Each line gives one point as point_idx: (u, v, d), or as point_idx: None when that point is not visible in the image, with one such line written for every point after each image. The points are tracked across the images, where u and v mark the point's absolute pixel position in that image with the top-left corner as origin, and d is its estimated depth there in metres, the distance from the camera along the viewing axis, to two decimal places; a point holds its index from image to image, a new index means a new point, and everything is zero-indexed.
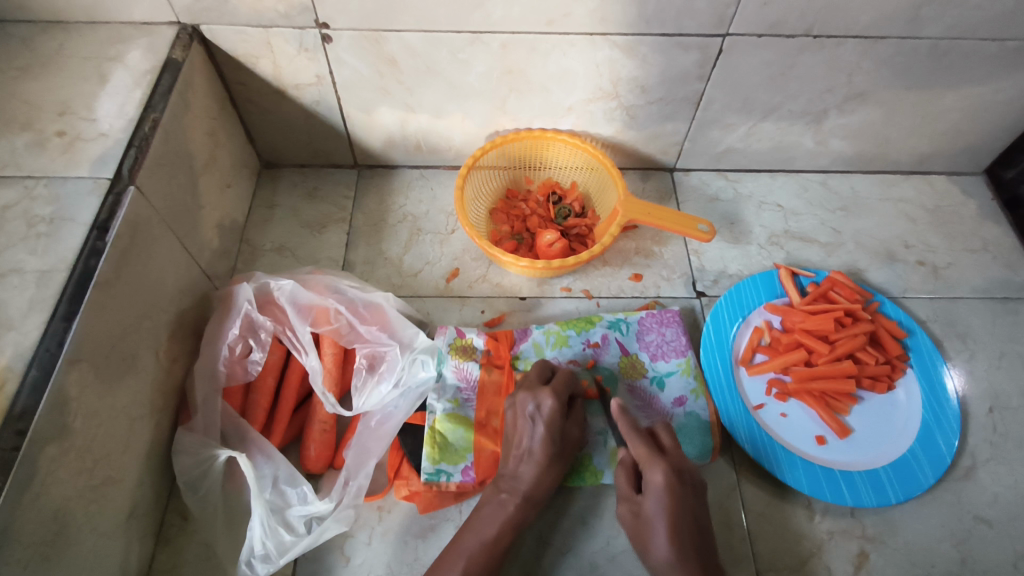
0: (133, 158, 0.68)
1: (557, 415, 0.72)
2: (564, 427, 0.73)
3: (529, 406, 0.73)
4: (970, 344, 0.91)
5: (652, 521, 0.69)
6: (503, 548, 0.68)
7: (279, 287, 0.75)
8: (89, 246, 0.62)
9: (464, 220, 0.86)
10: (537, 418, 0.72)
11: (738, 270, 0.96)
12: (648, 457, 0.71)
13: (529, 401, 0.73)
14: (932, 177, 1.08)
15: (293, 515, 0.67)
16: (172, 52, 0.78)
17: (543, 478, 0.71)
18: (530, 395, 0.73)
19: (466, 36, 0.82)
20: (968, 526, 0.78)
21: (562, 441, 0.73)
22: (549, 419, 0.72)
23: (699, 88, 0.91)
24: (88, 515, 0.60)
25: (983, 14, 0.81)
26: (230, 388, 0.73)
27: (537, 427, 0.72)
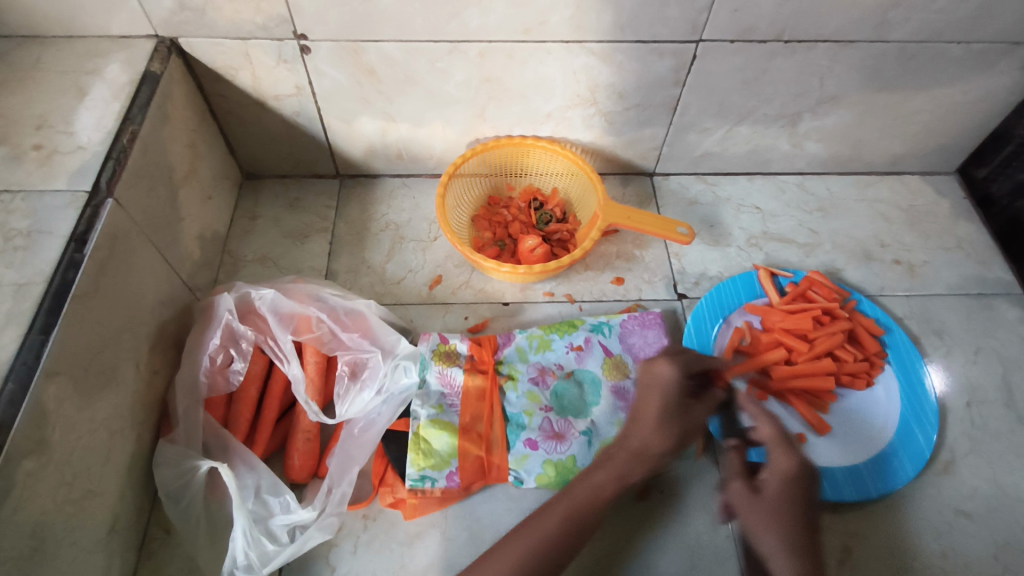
0: (112, 169, 0.68)
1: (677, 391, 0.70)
2: (686, 401, 0.71)
3: (645, 372, 0.71)
4: (947, 340, 0.93)
5: (763, 515, 0.67)
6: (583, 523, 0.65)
7: (260, 296, 0.75)
8: (67, 258, 0.61)
9: (445, 227, 0.87)
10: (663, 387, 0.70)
11: (718, 272, 0.98)
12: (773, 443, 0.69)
13: (646, 370, 0.72)
14: (906, 177, 1.11)
15: (276, 524, 0.67)
16: (149, 65, 0.78)
17: (651, 452, 0.69)
18: (648, 365, 0.72)
19: (445, 45, 0.83)
20: (949, 519, 0.79)
21: (682, 415, 0.70)
22: (668, 388, 0.70)
23: (675, 93, 0.92)
24: (68, 529, 0.60)
25: (947, 18, 0.83)
26: (212, 399, 0.73)
27: (653, 397, 0.70)
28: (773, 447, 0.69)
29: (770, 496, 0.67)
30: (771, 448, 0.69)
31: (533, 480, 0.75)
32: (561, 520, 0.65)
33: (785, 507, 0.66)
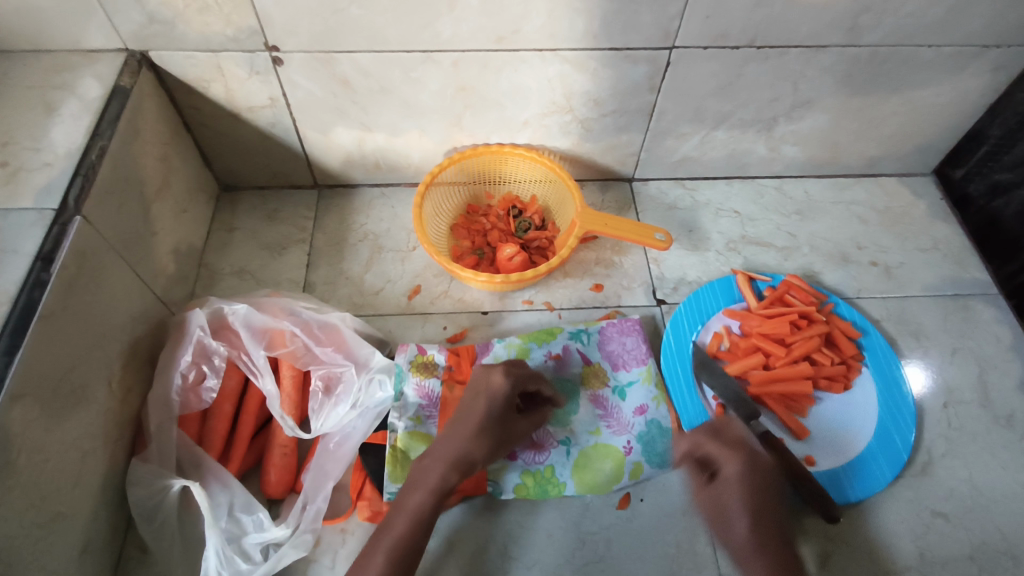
0: (80, 186, 0.68)
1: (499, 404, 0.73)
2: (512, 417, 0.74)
3: (480, 380, 0.75)
4: (924, 342, 0.93)
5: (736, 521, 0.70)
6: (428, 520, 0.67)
7: (232, 311, 0.74)
8: (34, 277, 0.61)
9: (422, 238, 0.87)
10: (491, 397, 0.73)
11: (697, 277, 0.98)
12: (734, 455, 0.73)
13: (484, 379, 0.75)
14: (883, 178, 1.11)
15: (249, 542, 0.66)
16: (119, 79, 0.77)
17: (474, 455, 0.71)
18: (486, 374, 0.75)
19: (418, 55, 0.83)
20: (926, 520, 0.79)
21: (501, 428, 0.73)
22: (491, 399, 0.73)
23: (651, 99, 0.92)
24: (37, 552, 0.59)
25: (917, 22, 0.84)
26: (185, 416, 0.72)
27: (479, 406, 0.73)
28: (731, 460, 0.73)
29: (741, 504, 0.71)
30: (731, 461, 0.73)
31: (511, 491, 0.77)
32: (384, 559, 0.63)
33: (756, 509, 0.71)
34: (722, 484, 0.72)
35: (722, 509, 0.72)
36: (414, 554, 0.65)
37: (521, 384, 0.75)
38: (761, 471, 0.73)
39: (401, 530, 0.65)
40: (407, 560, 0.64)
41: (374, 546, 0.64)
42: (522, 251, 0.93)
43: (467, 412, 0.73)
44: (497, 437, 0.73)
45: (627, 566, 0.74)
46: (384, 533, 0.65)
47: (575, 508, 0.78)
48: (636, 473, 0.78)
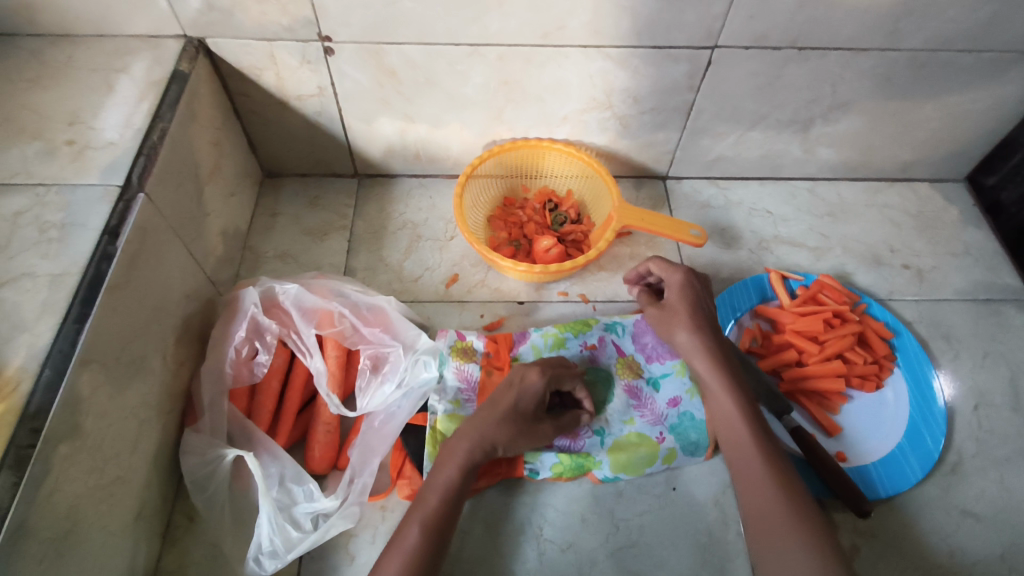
0: (143, 165, 0.70)
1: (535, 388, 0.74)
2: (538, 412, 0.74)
3: (516, 373, 0.75)
4: (955, 344, 0.94)
5: (744, 451, 0.69)
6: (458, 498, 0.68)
7: (284, 290, 0.77)
8: (101, 250, 0.63)
9: (463, 227, 0.89)
10: (524, 390, 0.73)
11: (730, 274, 0.99)
12: (721, 385, 0.73)
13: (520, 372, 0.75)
14: (916, 183, 1.12)
15: (299, 512, 0.69)
16: (178, 64, 0.80)
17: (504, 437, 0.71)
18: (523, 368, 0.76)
19: (464, 48, 0.85)
20: (957, 519, 0.80)
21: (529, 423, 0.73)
22: (526, 392, 0.73)
23: (689, 98, 0.94)
24: (98, 514, 0.61)
25: (958, 27, 0.85)
26: (235, 390, 0.75)
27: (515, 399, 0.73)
28: (726, 392, 0.73)
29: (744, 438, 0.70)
30: (722, 391, 0.73)
31: (549, 470, 0.78)
32: (418, 532, 0.64)
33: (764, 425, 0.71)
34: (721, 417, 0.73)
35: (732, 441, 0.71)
36: (448, 528, 0.66)
37: (556, 379, 0.76)
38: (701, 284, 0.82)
39: (434, 504, 0.66)
40: (439, 534, 0.64)
41: (407, 519, 0.65)
42: (559, 245, 0.94)
43: (497, 400, 0.73)
44: (522, 421, 0.73)
45: (660, 553, 0.76)
46: (417, 507, 0.66)
47: (608, 494, 0.79)
48: (669, 458, 0.80)
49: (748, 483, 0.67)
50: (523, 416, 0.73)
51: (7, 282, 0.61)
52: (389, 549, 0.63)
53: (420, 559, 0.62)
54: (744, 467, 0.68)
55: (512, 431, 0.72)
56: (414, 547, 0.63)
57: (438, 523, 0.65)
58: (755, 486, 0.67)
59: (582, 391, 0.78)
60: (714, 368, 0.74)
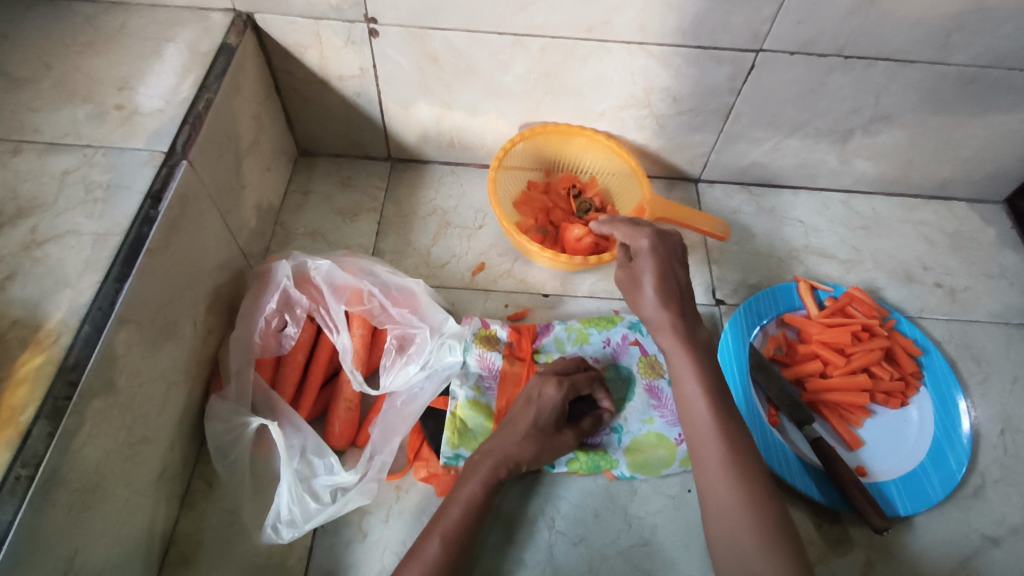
0: (187, 134, 0.71)
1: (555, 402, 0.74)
2: (557, 424, 0.74)
3: (533, 389, 0.75)
4: (984, 367, 0.92)
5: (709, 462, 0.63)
6: (480, 509, 0.68)
7: (316, 266, 0.78)
8: (143, 213, 0.64)
9: (498, 213, 0.89)
10: (541, 406, 0.73)
11: (757, 281, 0.98)
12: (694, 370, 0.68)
13: (534, 386, 0.75)
14: (953, 203, 1.10)
15: (319, 484, 0.70)
16: (226, 37, 0.81)
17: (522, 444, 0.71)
18: (538, 381, 0.75)
19: (508, 38, 0.85)
20: (976, 543, 0.79)
21: (549, 434, 0.73)
22: (543, 408, 0.73)
23: (729, 101, 0.93)
24: (124, 471, 0.62)
25: (1011, 44, 0.83)
26: (263, 359, 0.76)
27: (532, 412, 0.73)
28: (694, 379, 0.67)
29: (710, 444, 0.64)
30: (692, 382, 0.67)
31: (565, 465, 0.78)
32: (439, 546, 0.64)
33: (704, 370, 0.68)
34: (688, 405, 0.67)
35: (696, 447, 0.65)
36: (468, 542, 0.66)
37: (574, 389, 0.75)
38: (669, 250, 0.77)
39: (455, 518, 0.66)
40: (460, 547, 0.64)
41: (428, 532, 0.65)
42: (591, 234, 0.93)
43: (516, 419, 0.73)
44: (541, 429, 0.73)
45: (672, 554, 0.75)
46: (439, 518, 0.66)
47: (623, 491, 0.79)
48: (687, 461, 0.79)
49: (711, 497, 0.62)
50: (544, 433, 0.73)
51: (53, 238, 0.62)
52: (408, 559, 0.63)
53: (440, 571, 0.62)
54: (708, 474, 0.63)
55: (533, 431, 0.72)
56: (433, 561, 0.63)
57: (459, 539, 0.65)
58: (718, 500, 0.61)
59: (601, 392, 0.78)
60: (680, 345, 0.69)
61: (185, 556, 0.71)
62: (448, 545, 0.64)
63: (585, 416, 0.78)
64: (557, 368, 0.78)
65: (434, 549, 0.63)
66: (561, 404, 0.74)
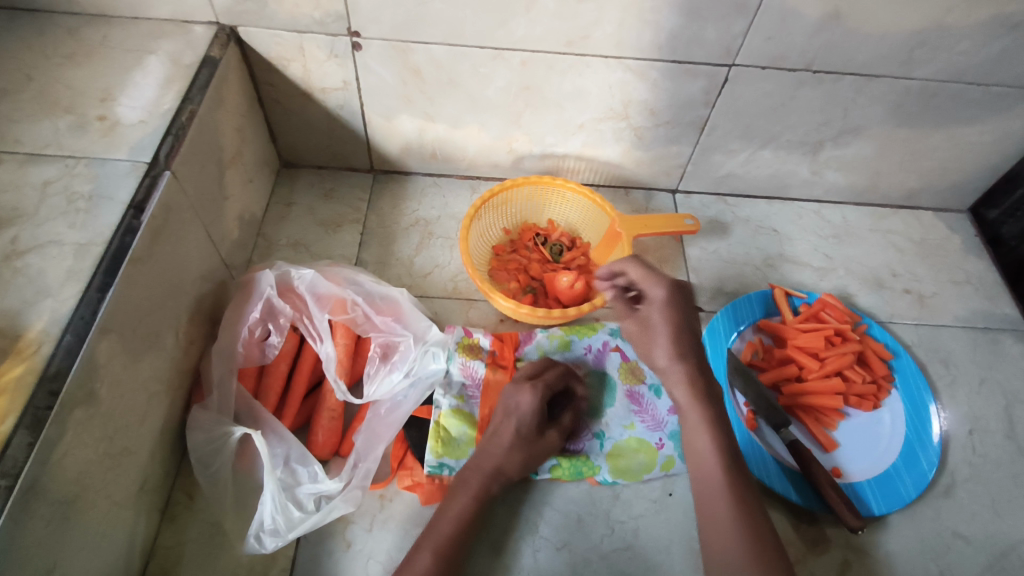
0: (170, 144, 0.72)
1: (534, 407, 0.75)
2: (539, 428, 0.75)
3: (510, 399, 0.76)
4: (952, 370, 0.95)
5: (710, 504, 0.68)
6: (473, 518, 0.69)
7: (300, 276, 0.79)
8: (126, 224, 0.64)
9: (479, 281, 0.86)
10: (520, 414, 0.74)
11: (734, 289, 1.01)
12: (702, 423, 0.71)
13: (511, 396, 0.76)
14: (920, 212, 1.14)
15: (303, 492, 0.70)
16: (210, 49, 0.82)
17: (509, 460, 0.73)
18: (513, 390, 0.77)
19: (489, 51, 0.87)
20: (947, 541, 0.81)
21: (533, 439, 0.75)
22: (523, 415, 0.74)
23: (704, 114, 0.96)
24: (105, 482, 0.62)
25: (969, 59, 0.87)
26: (246, 369, 0.76)
27: (511, 421, 0.74)
28: (708, 433, 0.70)
29: (717, 500, 0.67)
30: (702, 430, 0.71)
31: (548, 472, 0.79)
32: (429, 559, 0.64)
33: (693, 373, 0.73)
34: (696, 456, 0.71)
35: (696, 465, 0.71)
36: (458, 554, 0.66)
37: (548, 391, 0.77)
38: (685, 299, 0.76)
39: (446, 532, 0.67)
40: (450, 560, 0.65)
41: (418, 545, 0.66)
42: (579, 276, 0.92)
43: (497, 431, 0.74)
44: (523, 438, 0.74)
45: (653, 557, 0.76)
46: (429, 532, 0.67)
47: (605, 496, 0.80)
48: (667, 465, 0.80)
49: (711, 532, 0.66)
50: (529, 440, 0.74)
51: (34, 247, 0.62)
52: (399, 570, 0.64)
53: None
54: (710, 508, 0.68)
55: (517, 442, 0.73)
56: (422, 572, 0.63)
57: (448, 551, 0.66)
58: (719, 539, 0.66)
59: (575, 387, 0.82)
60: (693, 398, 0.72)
61: (165, 569, 0.70)
62: (439, 558, 0.65)
63: (563, 412, 0.81)
64: (525, 372, 0.80)
65: (426, 563, 0.64)
66: (538, 410, 0.75)
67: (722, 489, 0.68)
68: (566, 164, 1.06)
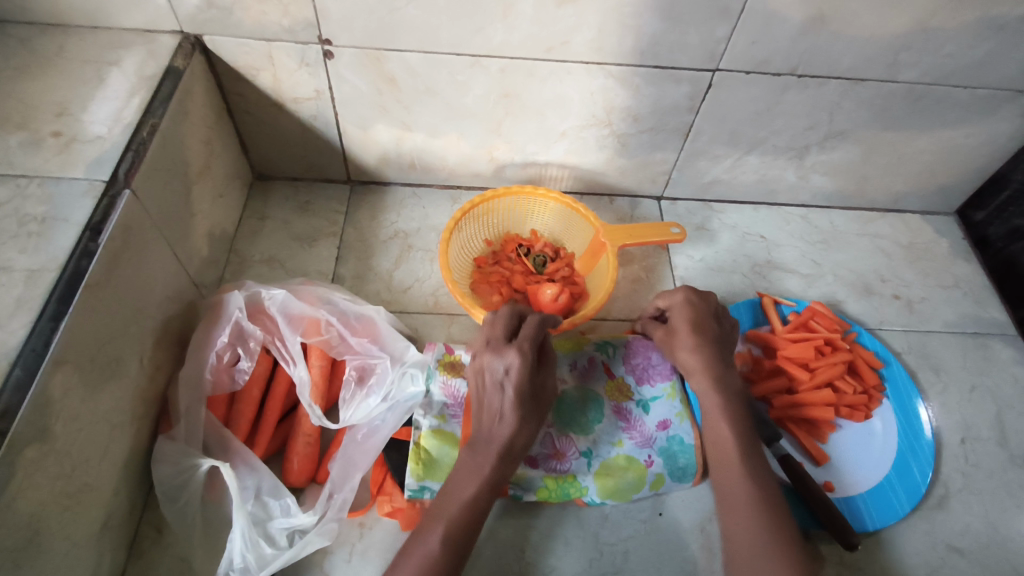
0: (130, 161, 0.68)
1: (523, 375, 0.70)
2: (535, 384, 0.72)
3: (495, 367, 0.70)
4: (943, 377, 0.94)
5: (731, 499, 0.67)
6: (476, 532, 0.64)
7: (270, 296, 0.75)
8: (82, 246, 0.61)
9: (461, 295, 0.83)
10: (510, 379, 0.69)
11: (721, 298, 0.99)
12: (721, 416, 0.73)
13: (495, 363, 0.70)
14: (906, 215, 1.13)
15: (275, 527, 0.67)
16: (173, 60, 0.78)
17: (519, 435, 0.69)
18: (495, 357, 0.71)
19: (466, 59, 0.84)
20: (942, 555, 0.79)
21: (533, 397, 0.71)
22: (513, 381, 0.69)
23: (689, 119, 0.94)
24: (62, 522, 0.58)
25: (955, 62, 0.86)
26: (214, 397, 0.73)
27: (507, 388, 0.69)
28: (726, 423, 0.72)
29: (737, 492, 0.67)
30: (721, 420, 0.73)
31: (533, 493, 0.76)
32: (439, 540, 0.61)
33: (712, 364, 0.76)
34: (718, 446, 0.72)
35: (717, 462, 0.71)
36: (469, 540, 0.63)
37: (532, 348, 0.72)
38: (704, 300, 0.81)
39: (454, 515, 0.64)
40: (461, 540, 0.62)
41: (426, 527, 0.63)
42: (562, 288, 0.90)
43: (494, 401, 0.70)
44: (527, 402, 0.70)
45: None
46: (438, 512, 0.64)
47: (593, 517, 0.78)
48: (656, 484, 0.78)
49: (730, 523, 0.66)
50: (528, 403, 0.70)
51: None
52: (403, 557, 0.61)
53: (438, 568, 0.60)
54: (731, 501, 0.67)
55: (518, 406, 0.69)
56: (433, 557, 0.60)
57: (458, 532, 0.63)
58: (745, 545, 0.64)
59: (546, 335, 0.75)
60: (714, 387, 0.74)
61: None
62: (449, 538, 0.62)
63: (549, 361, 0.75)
64: (502, 333, 0.73)
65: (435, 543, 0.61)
66: (529, 372, 0.70)
67: (743, 491, 0.67)
68: (549, 172, 1.04)
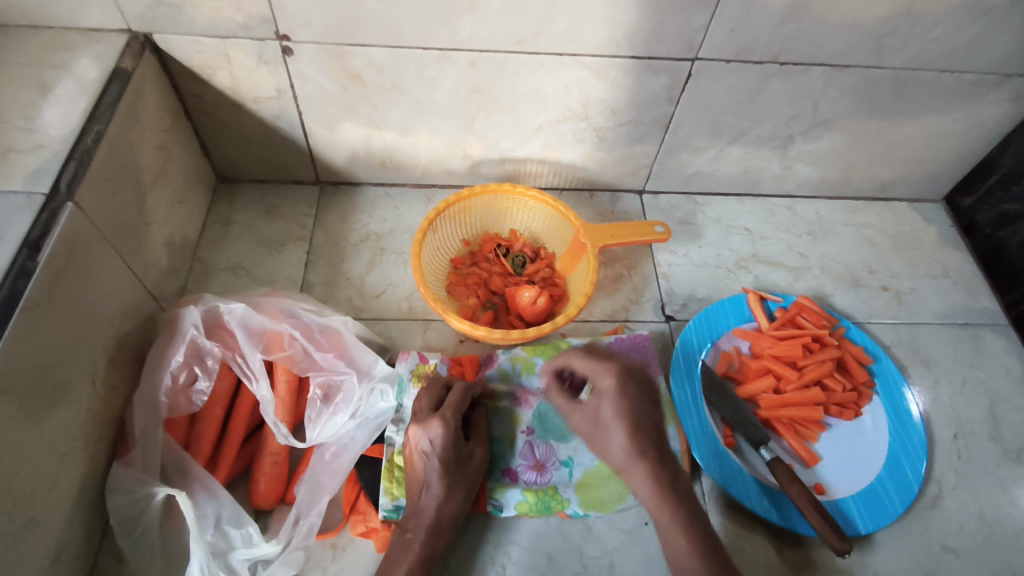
0: (72, 172, 0.63)
1: (449, 444, 0.69)
2: (461, 450, 0.70)
3: (422, 440, 0.69)
4: (934, 370, 0.92)
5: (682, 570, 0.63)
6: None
7: (228, 310, 0.71)
8: (18, 265, 0.57)
9: (433, 301, 0.79)
10: (435, 449, 0.68)
11: (706, 295, 0.96)
12: (648, 477, 0.68)
13: (421, 436, 0.69)
14: (894, 204, 1.10)
15: (236, 558, 0.63)
16: (120, 61, 0.74)
17: (448, 505, 0.68)
18: (420, 429, 0.69)
19: (433, 53, 0.80)
20: (936, 556, 0.77)
21: (460, 465, 0.69)
22: (437, 451, 0.68)
23: (669, 111, 0.90)
24: (5, 562, 0.55)
25: (942, 46, 0.82)
26: (173, 419, 0.70)
27: (433, 459, 0.68)
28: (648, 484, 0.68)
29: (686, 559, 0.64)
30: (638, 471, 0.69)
31: (514, 508, 0.74)
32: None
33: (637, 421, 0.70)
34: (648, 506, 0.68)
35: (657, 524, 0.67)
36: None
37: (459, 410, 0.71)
38: (634, 379, 0.73)
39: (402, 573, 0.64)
40: None
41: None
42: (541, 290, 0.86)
43: (422, 472, 0.69)
44: (455, 470, 0.69)
45: None
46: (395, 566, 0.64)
47: (576, 530, 0.75)
48: None
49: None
50: (456, 472, 0.69)
51: None
52: None
53: None
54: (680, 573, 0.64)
55: (445, 474, 0.68)
56: None
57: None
58: None
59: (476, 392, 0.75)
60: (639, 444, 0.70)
61: None
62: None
63: (478, 424, 0.75)
64: (427, 403, 0.72)
65: None
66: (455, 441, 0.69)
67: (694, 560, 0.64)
68: (526, 168, 1.00)
